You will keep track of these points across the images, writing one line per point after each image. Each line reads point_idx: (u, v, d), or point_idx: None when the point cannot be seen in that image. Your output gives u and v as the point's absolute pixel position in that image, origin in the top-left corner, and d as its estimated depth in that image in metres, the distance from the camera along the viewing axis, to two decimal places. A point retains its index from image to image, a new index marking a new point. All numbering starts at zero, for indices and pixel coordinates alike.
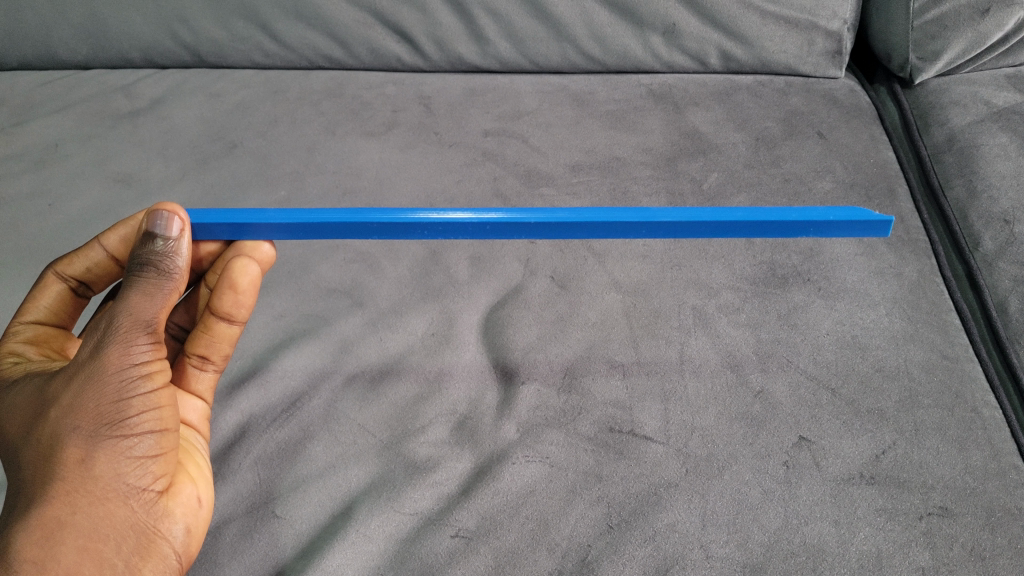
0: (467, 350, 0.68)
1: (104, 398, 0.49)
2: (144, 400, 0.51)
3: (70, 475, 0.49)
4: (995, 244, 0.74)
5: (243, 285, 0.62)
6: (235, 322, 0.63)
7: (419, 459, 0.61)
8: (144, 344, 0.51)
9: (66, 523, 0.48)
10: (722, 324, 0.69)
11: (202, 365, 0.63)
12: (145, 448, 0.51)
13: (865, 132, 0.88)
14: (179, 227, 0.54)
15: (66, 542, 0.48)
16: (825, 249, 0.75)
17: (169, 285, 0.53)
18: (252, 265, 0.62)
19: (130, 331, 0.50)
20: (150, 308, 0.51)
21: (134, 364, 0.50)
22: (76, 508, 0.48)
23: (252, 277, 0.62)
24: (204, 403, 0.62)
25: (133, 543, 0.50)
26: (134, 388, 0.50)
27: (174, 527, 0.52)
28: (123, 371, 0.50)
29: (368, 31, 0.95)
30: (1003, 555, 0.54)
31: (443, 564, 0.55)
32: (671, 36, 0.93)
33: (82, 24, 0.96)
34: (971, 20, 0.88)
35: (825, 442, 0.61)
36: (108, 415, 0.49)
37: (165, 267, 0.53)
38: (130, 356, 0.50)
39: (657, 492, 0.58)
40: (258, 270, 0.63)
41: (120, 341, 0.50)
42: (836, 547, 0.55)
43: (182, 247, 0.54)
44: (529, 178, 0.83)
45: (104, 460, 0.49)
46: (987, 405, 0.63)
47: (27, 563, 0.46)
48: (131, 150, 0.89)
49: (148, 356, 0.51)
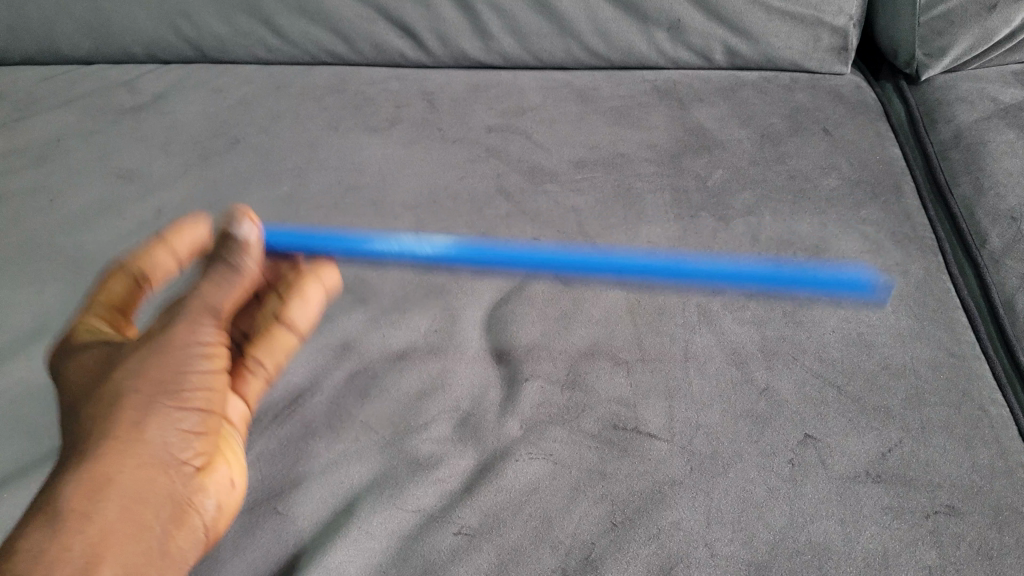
0: (469, 346, 0.68)
1: (168, 368, 0.55)
2: (201, 377, 0.56)
3: (125, 434, 0.52)
4: (1003, 241, 0.73)
5: (311, 297, 0.67)
6: (296, 329, 0.66)
7: (422, 456, 0.60)
8: (208, 327, 0.58)
9: (113, 481, 0.50)
10: (726, 321, 0.69)
11: (256, 367, 0.63)
12: (192, 423, 0.55)
13: (871, 128, 0.87)
14: (254, 230, 0.61)
15: (111, 498, 0.49)
16: (832, 245, 0.75)
17: (236, 281, 0.60)
18: (321, 285, 0.68)
19: (198, 314, 0.57)
20: (218, 297, 0.58)
21: (199, 342, 0.57)
22: (123, 467, 0.51)
23: (319, 295, 0.68)
24: (244, 405, 0.62)
25: (169, 511, 0.52)
26: (195, 363, 0.56)
27: (207, 501, 0.53)
28: (188, 346, 0.56)
29: (371, 25, 0.95)
30: (1012, 555, 0.54)
31: (445, 561, 0.54)
32: (675, 31, 0.92)
33: (82, 17, 0.96)
34: (978, 16, 0.87)
35: (831, 440, 0.60)
36: (170, 383, 0.54)
37: (236, 265, 0.60)
38: (196, 334, 0.57)
39: (661, 490, 0.57)
40: (326, 291, 0.69)
41: (188, 320, 0.57)
42: (842, 546, 0.54)
43: (254, 250, 0.60)
44: (532, 174, 0.83)
45: (156, 425, 0.53)
46: (994, 403, 0.62)
47: (74, 512, 0.48)
48: (133, 144, 0.89)
49: (210, 338, 0.57)
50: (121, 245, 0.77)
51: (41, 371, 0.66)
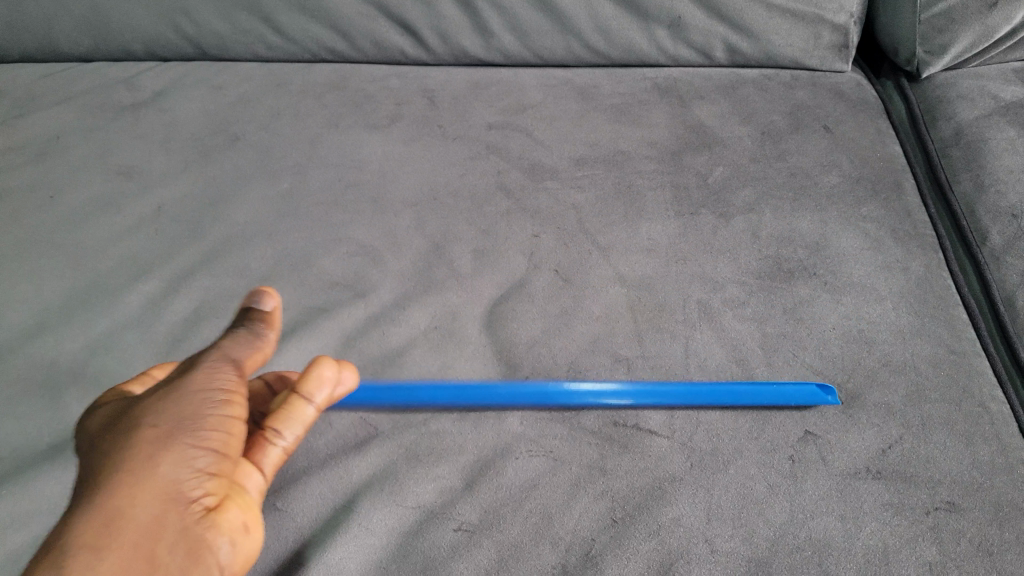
0: (470, 343, 0.68)
1: (184, 408, 0.46)
2: (216, 419, 0.47)
3: (134, 466, 0.44)
4: (1003, 238, 0.73)
5: (319, 387, 0.52)
6: (313, 404, 0.52)
7: (422, 453, 0.60)
8: (229, 373, 0.49)
9: (126, 514, 0.42)
10: (727, 318, 0.69)
11: (270, 438, 0.51)
12: (206, 464, 0.45)
13: (871, 126, 0.87)
14: (271, 301, 0.54)
15: (123, 532, 0.41)
16: (832, 243, 0.75)
17: (260, 337, 0.53)
18: (330, 371, 0.53)
19: (217, 361, 0.50)
20: (240, 350, 0.51)
21: (218, 384, 0.48)
22: (134, 499, 0.43)
23: (326, 384, 0.53)
24: (261, 477, 0.51)
25: (182, 548, 0.43)
26: (210, 404, 0.47)
27: (220, 541, 0.44)
28: (205, 387, 0.48)
29: (371, 23, 0.94)
30: (1012, 550, 0.54)
31: (446, 558, 0.54)
32: (676, 28, 0.92)
33: (82, 15, 0.95)
34: (979, 13, 0.86)
35: (831, 436, 0.60)
36: (188, 420, 0.46)
37: (255, 323, 0.53)
38: (214, 378, 0.48)
39: (661, 486, 0.57)
40: (332, 383, 0.53)
41: (206, 367, 0.49)
42: (842, 542, 0.54)
43: (271, 315, 0.54)
44: (532, 171, 0.83)
45: (169, 461, 0.44)
46: (994, 400, 0.62)
47: (82, 548, 0.40)
48: (133, 142, 0.89)
49: (231, 383, 0.49)
50: (121, 243, 0.77)
51: (41, 367, 0.66)
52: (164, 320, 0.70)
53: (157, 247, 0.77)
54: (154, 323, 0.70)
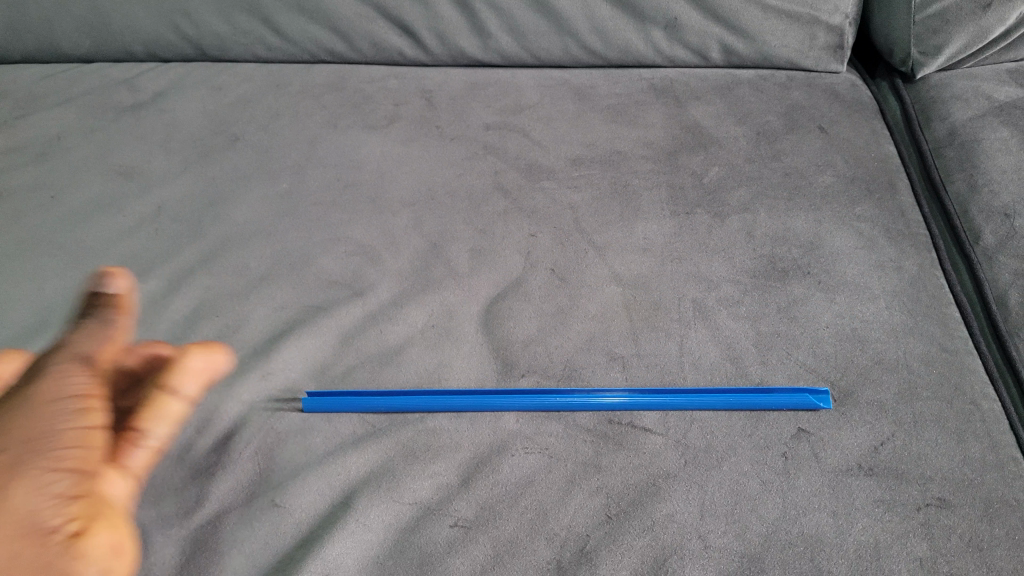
0: (467, 342, 0.68)
1: (31, 428, 0.53)
2: (71, 436, 0.53)
3: None
4: (996, 238, 0.74)
5: (187, 374, 0.62)
6: (178, 395, 0.61)
7: (418, 449, 0.61)
8: (77, 383, 0.56)
9: None
10: (722, 317, 0.69)
11: (139, 435, 0.58)
12: (60, 487, 0.51)
13: (866, 126, 0.87)
14: (122, 283, 0.65)
15: None
16: (826, 242, 0.75)
17: (111, 328, 0.61)
18: (199, 360, 0.63)
19: (66, 365, 0.57)
20: (90, 344, 0.59)
21: (67, 402, 0.54)
22: None
23: (197, 369, 0.62)
24: (124, 483, 0.57)
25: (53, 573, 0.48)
26: (67, 422, 0.54)
27: (88, 568, 0.49)
28: (57, 405, 0.54)
29: (370, 24, 0.95)
30: (1002, 546, 0.54)
31: (442, 553, 0.55)
32: (672, 29, 0.93)
33: (82, 16, 0.96)
34: (972, 14, 0.87)
35: (824, 433, 0.61)
36: (35, 442, 0.52)
37: (104, 310, 0.62)
38: (58, 394, 0.55)
39: (655, 483, 0.58)
40: (204, 367, 0.63)
41: (54, 375, 0.56)
42: (834, 538, 0.55)
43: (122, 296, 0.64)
44: (529, 171, 0.84)
45: (17, 490, 0.50)
46: (986, 397, 0.63)
47: None
48: (133, 142, 0.90)
49: (79, 393, 0.55)
50: (121, 242, 0.78)
51: None
52: (164, 318, 0.71)
53: (156, 246, 0.78)
54: (154, 321, 0.71)
